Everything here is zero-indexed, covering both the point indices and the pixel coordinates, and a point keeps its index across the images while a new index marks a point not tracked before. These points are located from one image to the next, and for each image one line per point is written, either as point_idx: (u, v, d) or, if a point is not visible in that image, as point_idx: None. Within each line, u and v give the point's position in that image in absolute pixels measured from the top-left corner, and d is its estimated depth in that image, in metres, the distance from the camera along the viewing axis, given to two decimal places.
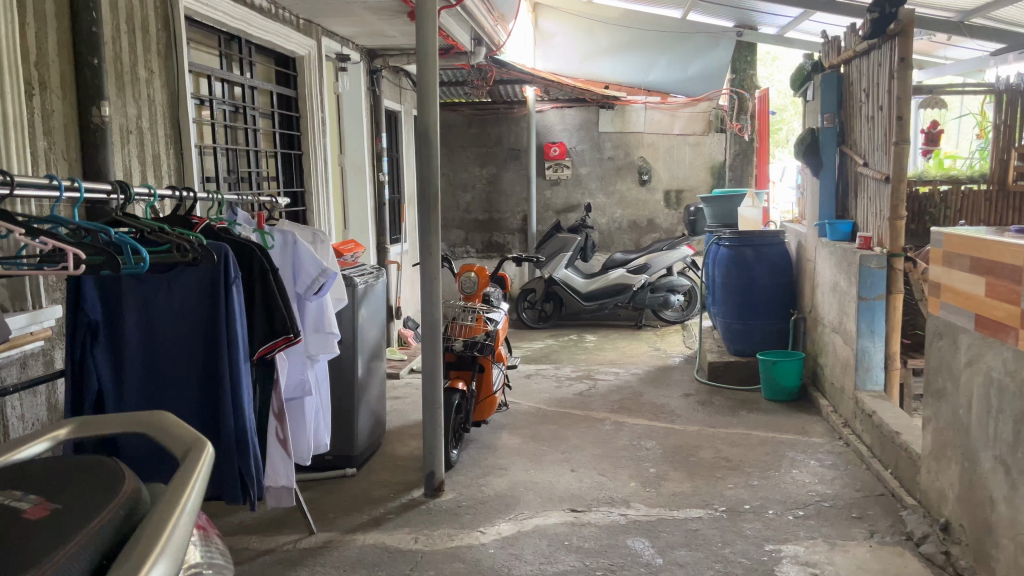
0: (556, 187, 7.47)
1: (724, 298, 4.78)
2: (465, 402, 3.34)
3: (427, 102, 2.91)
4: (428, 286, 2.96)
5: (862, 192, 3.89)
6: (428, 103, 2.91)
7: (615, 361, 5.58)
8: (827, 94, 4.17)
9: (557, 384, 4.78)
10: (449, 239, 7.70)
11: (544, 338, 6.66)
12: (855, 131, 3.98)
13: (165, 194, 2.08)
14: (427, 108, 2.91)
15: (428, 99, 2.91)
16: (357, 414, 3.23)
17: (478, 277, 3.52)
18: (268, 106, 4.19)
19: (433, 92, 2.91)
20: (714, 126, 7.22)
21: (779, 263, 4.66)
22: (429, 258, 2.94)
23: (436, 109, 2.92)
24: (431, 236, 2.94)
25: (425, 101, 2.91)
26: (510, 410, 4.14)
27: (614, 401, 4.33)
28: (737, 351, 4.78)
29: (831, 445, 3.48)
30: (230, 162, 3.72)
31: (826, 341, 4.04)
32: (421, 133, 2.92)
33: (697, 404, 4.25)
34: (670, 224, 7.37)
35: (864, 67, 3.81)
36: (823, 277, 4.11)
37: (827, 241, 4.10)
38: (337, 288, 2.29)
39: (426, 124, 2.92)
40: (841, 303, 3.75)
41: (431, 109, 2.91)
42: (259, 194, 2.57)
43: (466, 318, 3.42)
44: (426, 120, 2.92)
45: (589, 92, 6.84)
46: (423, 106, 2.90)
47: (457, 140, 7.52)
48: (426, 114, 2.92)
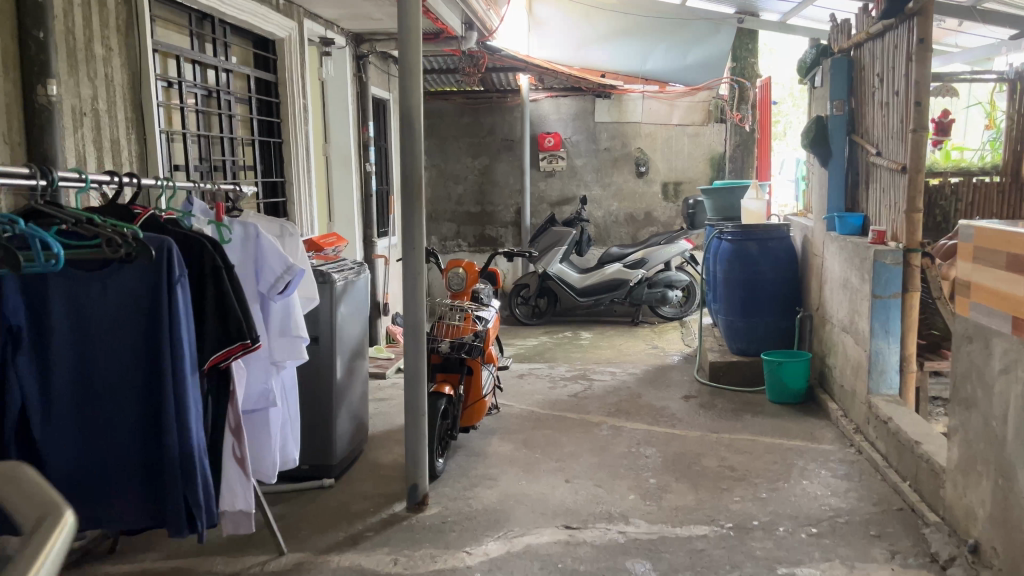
0: (551, 178, 7.24)
1: (727, 295, 4.56)
2: (450, 408, 3.11)
3: (412, 82, 2.67)
4: (411, 283, 2.72)
5: (875, 183, 3.69)
6: (412, 83, 2.66)
7: (612, 360, 5.36)
8: (836, 79, 3.95)
9: (551, 385, 4.56)
10: (440, 233, 7.46)
11: (538, 335, 6.44)
12: (867, 118, 3.76)
13: (102, 179, 1.79)
14: (410, 90, 2.66)
15: (412, 79, 2.66)
16: (335, 419, 3.02)
17: (468, 274, 3.31)
18: (245, 90, 3.93)
19: (417, 72, 2.67)
20: (713, 116, 7.00)
21: (785, 259, 4.44)
22: (413, 254, 2.70)
23: (419, 90, 2.68)
24: (415, 228, 2.71)
25: (407, 82, 2.66)
26: (502, 412, 3.92)
27: (611, 404, 4.11)
28: (739, 350, 4.57)
29: (843, 453, 3.27)
30: (202, 149, 3.47)
31: (834, 341, 3.83)
32: (404, 117, 2.67)
33: (698, 407, 4.03)
34: (668, 217, 7.16)
35: (878, 51, 3.59)
36: (831, 274, 3.89)
37: (836, 235, 3.90)
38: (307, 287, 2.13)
39: (408, 106, 2.67)
40: (852, 302, 3.54)
41: (415, 90, 2.67)
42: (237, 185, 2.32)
43: (452, 316, 3.17)
44: (409, 101, 2.67)
45: (585, 80, 6.60)
46: (406, 87, 2.66)
47: (448, 130, 7.27)
48: (409, 95, 2.67)
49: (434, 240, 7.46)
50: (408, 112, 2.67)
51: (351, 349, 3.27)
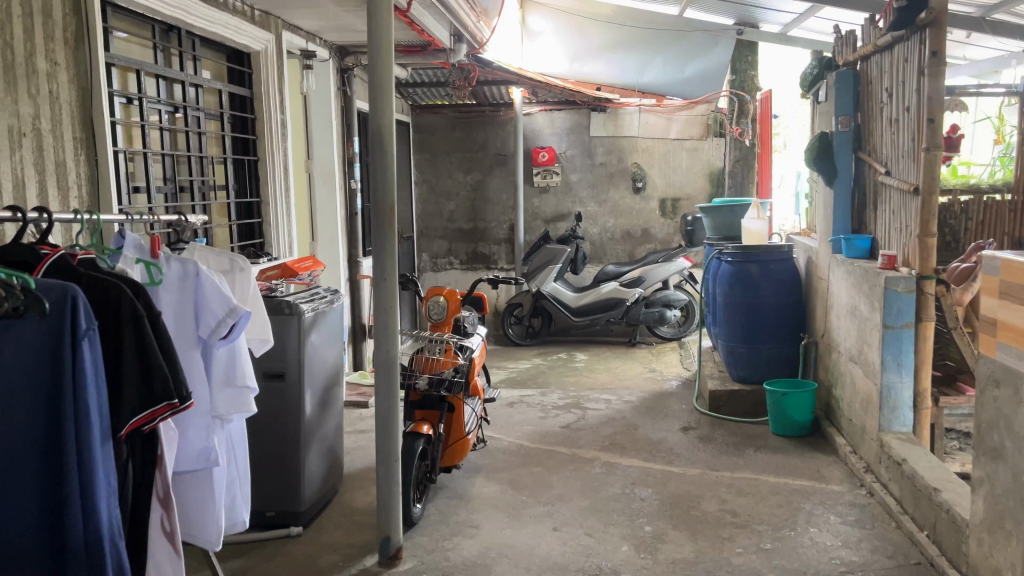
0: (545, 195, 7.03)
1: (727, 318, 4.35)
2: (430, 448, 2.89)
3: (384, 100, 2.46)
4: (382, 317, 2.50)
5: (884, 204, 3.48)
6: (384, 100, 2.45)
7: (607, 385, 5.13)
8: (841, 94, 3.75)
9: (542, 415, 4.32)
10: (431, 250, 7.23)
11: (531, 357, 6.20)
12: (875, 136, 3.56)
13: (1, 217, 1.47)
14: (383, 108, 2.46)
15: (385, 96, 2.45)
16: (304, 461, 2.80)
17: (449, 303, 3.10)
18: (216, 106, 3.72)
19: (391, 89, 2.46)
20: (712, 130, 6.80)
21: (788, 281, 4.23)
22: (384, 286, 2.48)
23: (391, 108, 2.47)
24: (388, 258, 2.49)
25: (379, 99, 2.45)
26: (489, 447, 3.69)
27: (605, 436, 3.88)
28: (740, 377, 4.34)
29: (853, 495, 3.05)
30: (167, 169, 3.26)
31: (842, 371, 3.60)
32: (375, 137, 2.46)
33: (697, 440, 3.80)
34: (666, 234, 6.94)
35: (886, 64, 3.39)
36: (838, 299, 3.68)
37: (842, 258, 3.69)
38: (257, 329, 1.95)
39: (379, 126, 2.45)
40: (861, 331, 3.32)
41: (387, 108, 2.46)
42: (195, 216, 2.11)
43: (433, 349, 2.93)
44: (380, 120, 2.45)
45: (580, 93, 6.41)
46: (378, 105, 2.45)
47: (439, 145, 7.06)
48: (381, 114, 2.46)
49: (425, 258, 7.23)
50: (379, 132, 2.46)
51: (324, 382, 3.04)
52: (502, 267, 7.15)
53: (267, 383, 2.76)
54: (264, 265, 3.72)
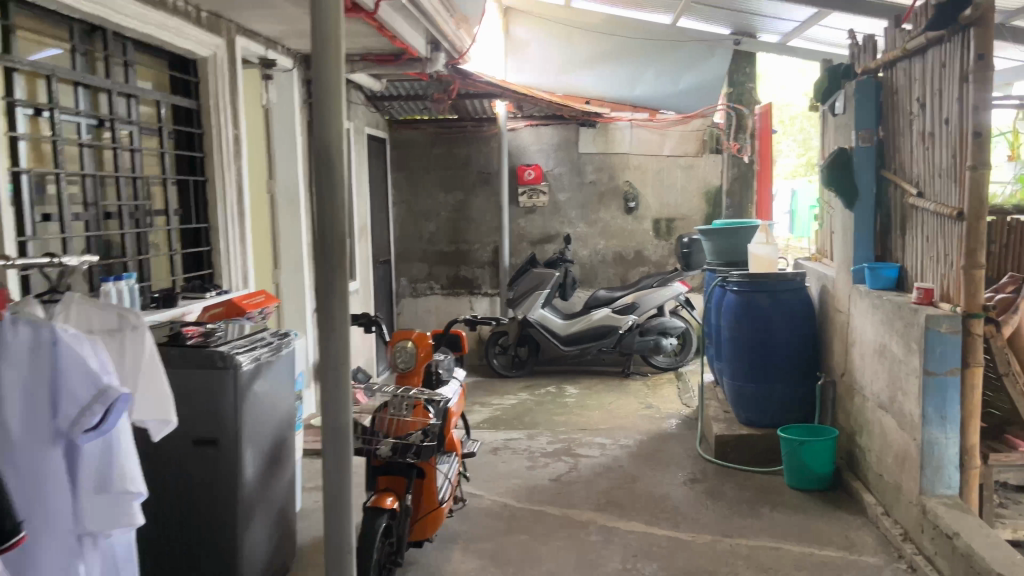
0: (532, 215, 6.60)
1: (733, 354, 3.92)
2: (395, 524, 2.43)
3: (333, 110, 2.01)
4: (330, 377, 2.03)
5: (915, 229, 3.08)
6: (334, 112, 2.01)
7: (601, 425, 4.67)
8: (862, 106, 3.35)
9: (529, 464, 3.87)
10: (410, 274, 6.77)
11: (517, 390, 5.75)
12: (903, 152, 3.16)
13: None
14: (331, 121, 2.01)
15: (334, 106, 2.01)
16: (243, 541, 2.34)
17: (418, 350, 2.60)
18: (154, 119, 3.26)
19: (341, 98, 2.01)
20: (708, 146, 6.40)
21: (801, 313, 3.81)
22: (333, 337, 2.02)
23: (341, 119, 2.02)
24: (337, 303, 2.03)
25: (326, 109, 2.00)
26: (468, 508, 3.23)
27: (601, 493, 3.43)
28: (748, 420, 3.91)
29: (892, 572, 2.61)
30: (87, 192, 2.79)
31: (868, 418, 3.18)
32: (320, 155, 2.01)
33: (705, 497, 3.36)
34: (660, 256, 6.53)
35: (917, 70, 3.00)
36: (862, 335, 3.26)
37: (865, 289, 3.28)
38: (148, 407, 1.77)
39: (327, 142, 2.00)
40: (894, 375, 2.90)
41: (337, 121, 2.01)
42: (80, 256, 1.85)
43: (400, 407, 2.48)
44: (327, 135, 2.01)
45: (567, 108, 6.01)
46: (325, 117, 2.00)
47: (418, 162, 6.63)
48: (328, 127, 2.01)
49: (404, 282, 6.78)
50: (326, 150, 2.01)
51: (272, 438, 2.59)
52: (486, 291, 6.71)
53: (196, 450, 2.30)
54: (210, 300, 3.26)
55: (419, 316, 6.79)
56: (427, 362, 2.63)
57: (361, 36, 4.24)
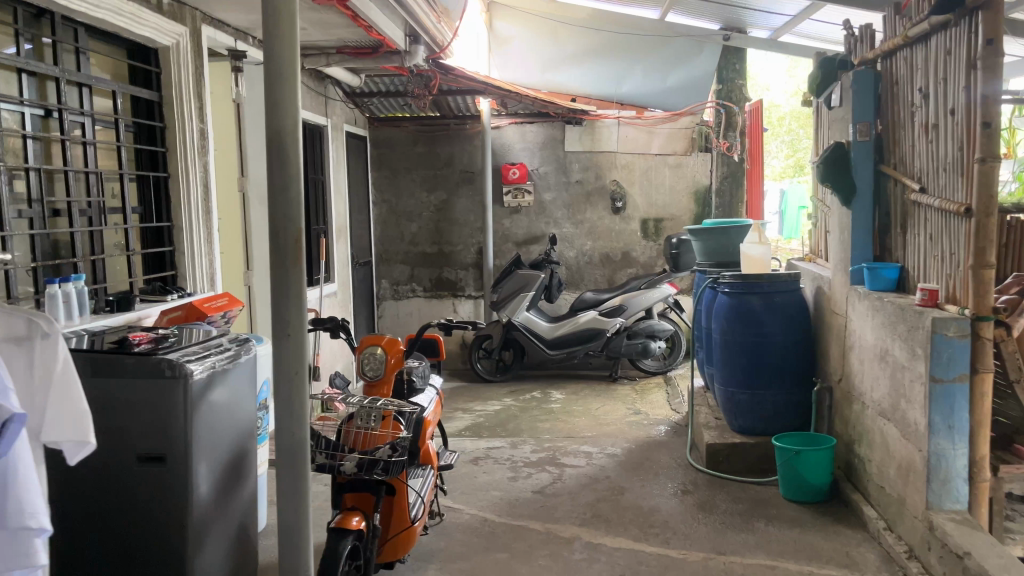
0: (517, 215, 6.42)
1: (724, 360, 3.75)
2: (362, 546, 2.22)
3: (287, 94, 1.83)
4: (284, 388, 1.84)
5: (916, 227, 2.92)
6: (288, 95, 1.83)
7: (587, 433, 4.49)
8: (860, 97, 3.19)
9: (511, 476, 3.68)
10: (391, 276, 6.57)
11: (501, 396, 5.56)
12: (904, 146, 3.01)
13: None
14: (285, 106, 1.82)
15: (288, 89, 1.83)
16: (195, 565, 2.14)
17: (389, 358, 2.40)
18: (109, 110, 3.04)
19: (296, 80, 1.83)
20: (696, 145, 6.21)
21: (795, 316, 3.65)
22: (288, 343, 1.83)
23: (295, 102, 1.84)
24: (292, 306, 1.84)
25: (279, 92, 1.82)
26: (446, 524, 3.04)
27: (587, 506, 3.25)
28: (741, 428, 3.74)
29: None
30: (32, 187, 2.58)
31: (868, 427, 3.01)
32: (273, 143, 1.83)
33: (696, 509, 3.18)
34: (648, 257, 6.36)
35: (919, 59, 2.85)
36: (861, 339, 3.09)
37: (864, 290, 3.11)
38: (59, 426, 1.60)
39: (280, 129, 1.82)
40: (896, 382, 2.74)
41: (293, 105, 1.83)
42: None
43: (367, 419, 2.28)
44: (281, 122, 1.83)
45: (553, 105, 5.83)
46: (278, 101, 1.82)
47: (400, 161, 6.44)
48: (281, 112, 1.83)
49: (385, 285, 6.58)
50: (279, 138, 1.83)
51: (231, 450, 2.39)
52: (470, 294, 6.51)
53: (141, 467, 2.09)
54: (169, 304, 3.05)
55: (400, 320, 6.58)
56: (398, 371, 2.42)
57: (336, 27, 4.04)
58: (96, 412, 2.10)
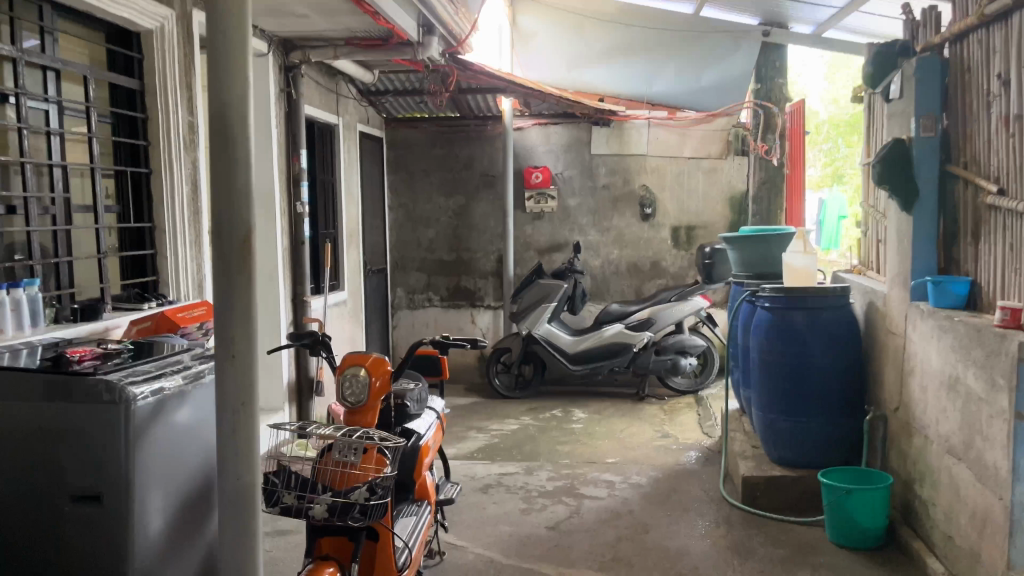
0: (539, 222, 6.07)
1: (763, 382, 3.36)
2: None
3: (236, 71, 1.58)
4: (225, 423, 1.58)
5: (993, 236, 2.53)
6: (234, 72, 1.57)
7: (610, 459, 4.12)
8: (924, 85, 2.81)
9: (523, 508, 3.33)
10: (407, 284, 6.25)
11: (519, 414, 5.20)
12: (977, 143, 2.62)
13: None
14: (231, 84, 1.57)
15: (234, 64, 1.57)
16: None
17: (372, 380, 2.06)
18: (79, 97, 2.74)
19: (245, 54, 1.58)
20: (733, 148, 5.88)
21: (844, 335, 3.25)
22: (230, 371, 1.57)
23: (243, 79, 1.57)
24: (236, 326, 1.58)
25: (223, 69, 1.57)
26: (446, 566, 2.70)
27: (606, 546, 2.88)
28: (780, 459, 3.35)
29: None
30: None
31: (933, 465, 2.61)
32: (216, 127, 1.57)
33: (730, 554, 2.80)
34: (679, 268, 5.97)
35: (995, 42, 2.48)
36: (924, 364, 2.70)
37: (927, 307, 2.72)
38: None
39: (224, 111, 1.56)
40: (969, 414, 2.35)
41: (244, 84, 1.58)
42: None
43: (345, 454, 1.95)
44: (226, 101, 1.56)
45: (579, 105, 5.49)
46: (221, 79, 1.56)
47: (418, 163, 6.13)
48: (226, 92, 1.58)
49: (400, 293, 6.26)
50: (224, 120, 1.56)
51: (199, 480, 2.07)
52: (489, 304, 6.17)
53: (76, 506, 1.79)
54: (143, 313, 2.75)
55: (416, 331, 6.25)
56: (382, 398, 2.09)
57: (342, 14, 3.74)
58: (26, 443, 1.80)
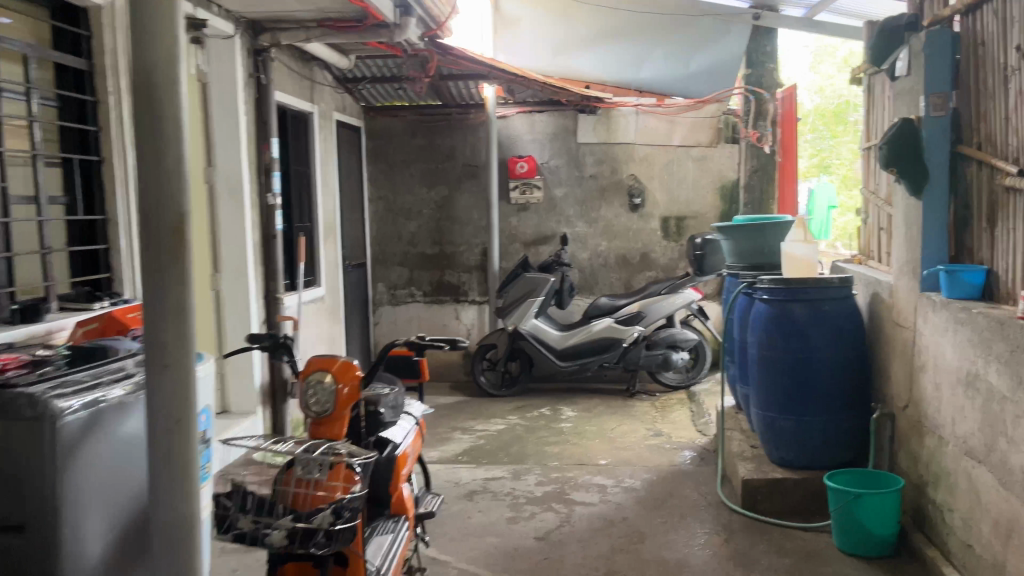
0: (525, 213, 5.86)
1: (762, 380, 3.18)
2: None
3: (165, 30, 1.40)
4: (159, 439, 1.40)
5: (1011, 220, 2.34)
6: (161, 32, 1.39)
7: (602, 460, 3.93)
8: (932, 61, 2.60)
9: (510, 516, 3.13)
10: (388, 279, 6.03)
11: (505, 413, 5.00)
12: (992, 121, 2.44)
13: None
14: (159, 45, 1.39)
15: (163, 22, 1.39)
16: None
17: (339, 387, 1.86)
18: (19, 77, 2.51)
19: (175, 12, 1.40)
20: (723, 136, 5.68)
21: (847, 329, 3.07)
22: (164, 378, 1.39)
23: (174, 40, 1.40)
24: (169, 329, 1.40)
25: (149, 28, 1.38)
26: None
27: (600, 558, 2.69)
28: (782, 460, 3.17)
29: None
30: None
31: (949, 468, 2.43)
32: (141, 95, 1.39)
33: (733, 564, 2.62)
34: (669, 259, 5.78)
35: (1008, 10, 2.31)
36: (938, 359, 2.52)
37: (940, 298, 2.53)
38: None
39: (149, 74, 1.38)
40: (991, 414, 2.17)
41: (173, 44, 1.40)
42: None
43: (310, 470, 1.76)
44: (152, 64, 1.38)
45: (565, 91, 5.28)
46: (147, 39, 1.38)
47: (398, 153, 5.91)
48: (153, 53, 1.39)
49: (381, 289, 6.04)
50: (149, 86, 1.38)
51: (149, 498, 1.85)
52: (474, 299, 5.96)
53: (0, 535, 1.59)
54: (93, 313, 2.54)
55: (398, 327, 6.03)
56: (351, 407, 1.88)
57: None
58: None
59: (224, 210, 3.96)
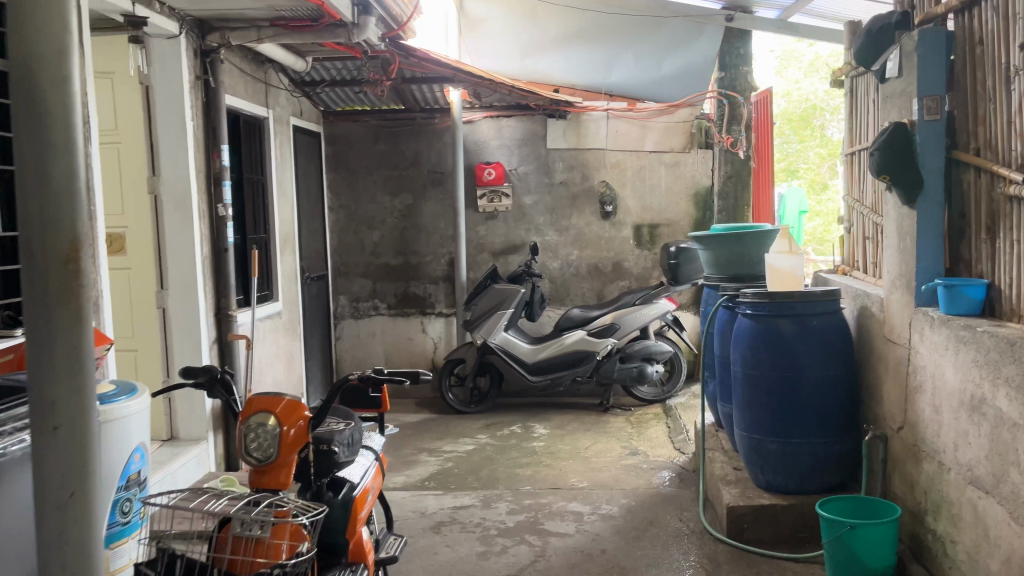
0: (493, 222, 5.64)
1: (746, 399, 3.00)
2: None
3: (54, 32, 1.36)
4: (50, 516, 1.38)
5: (1015, 230, 2.18)
6: (49, 34, 1.35)
7: (577, 483, 3.72)
8: (926, 62, 2.45)
9: (481, 550, 2.91)
10: (351, 291, 5.78)
11: (474, 431, 4.78)
12: (991, 124, 2.28)
13: None
14: (47, 46, 1.35)
15: (53, 29, 1.35)
16: None
17: (284, 429, 1.62)
18: None
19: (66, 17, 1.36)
20: (696, 141, 5.52)
21: (835, 345, 2.90)
22: (57, 447, 1.38)
23: (65, 44, 1.36)
24: (65, 387, 1.38)
25: (34, 31, 1.34)
26: None
27: None
28: (769, 484, 2.99)
29: None
30: None
31: (951, 497, 2.27)
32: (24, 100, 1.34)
33: None
34: (642, 268, 5.61)
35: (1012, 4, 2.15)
36: (937, 380, 2.35)
37: (939, 313, 2.37)
38: None
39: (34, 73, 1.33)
40: (999, 441, 2.01)
41: (63, 48, 1.36)
42: None
43: (249, 528, 1.52)
44: (38, 65, 1.34)
45: (533, 95, 5.09)
46: (32, 44, 1.34)
47: (360, 160, 5.67)
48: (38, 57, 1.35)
49: (343, 302, 5.78)
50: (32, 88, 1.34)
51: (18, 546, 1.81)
52: (441, 311, 5.73)
53: None
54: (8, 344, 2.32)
55: (361, 342, 5.78)
56: (298, 451, 1.65)
57: None
58: None
59: (169, 222, 3.68)
